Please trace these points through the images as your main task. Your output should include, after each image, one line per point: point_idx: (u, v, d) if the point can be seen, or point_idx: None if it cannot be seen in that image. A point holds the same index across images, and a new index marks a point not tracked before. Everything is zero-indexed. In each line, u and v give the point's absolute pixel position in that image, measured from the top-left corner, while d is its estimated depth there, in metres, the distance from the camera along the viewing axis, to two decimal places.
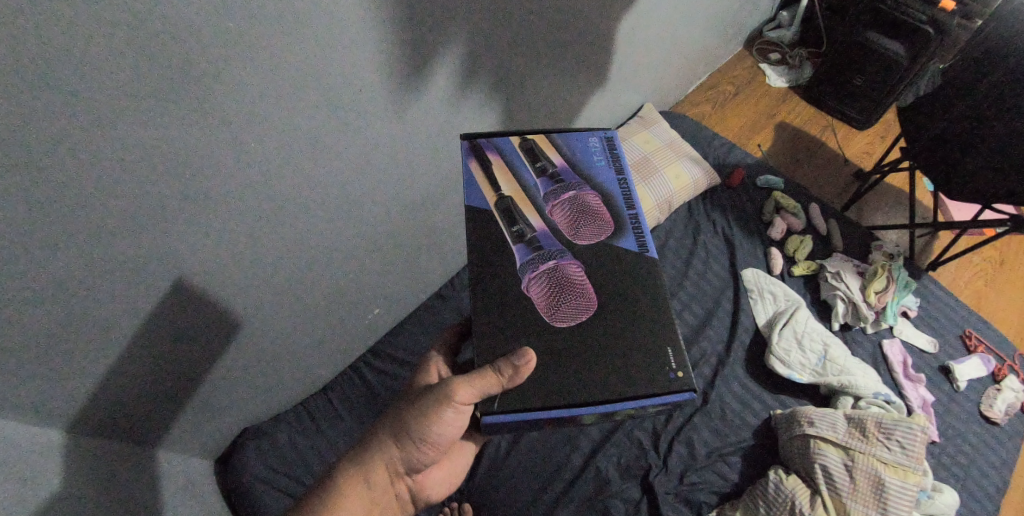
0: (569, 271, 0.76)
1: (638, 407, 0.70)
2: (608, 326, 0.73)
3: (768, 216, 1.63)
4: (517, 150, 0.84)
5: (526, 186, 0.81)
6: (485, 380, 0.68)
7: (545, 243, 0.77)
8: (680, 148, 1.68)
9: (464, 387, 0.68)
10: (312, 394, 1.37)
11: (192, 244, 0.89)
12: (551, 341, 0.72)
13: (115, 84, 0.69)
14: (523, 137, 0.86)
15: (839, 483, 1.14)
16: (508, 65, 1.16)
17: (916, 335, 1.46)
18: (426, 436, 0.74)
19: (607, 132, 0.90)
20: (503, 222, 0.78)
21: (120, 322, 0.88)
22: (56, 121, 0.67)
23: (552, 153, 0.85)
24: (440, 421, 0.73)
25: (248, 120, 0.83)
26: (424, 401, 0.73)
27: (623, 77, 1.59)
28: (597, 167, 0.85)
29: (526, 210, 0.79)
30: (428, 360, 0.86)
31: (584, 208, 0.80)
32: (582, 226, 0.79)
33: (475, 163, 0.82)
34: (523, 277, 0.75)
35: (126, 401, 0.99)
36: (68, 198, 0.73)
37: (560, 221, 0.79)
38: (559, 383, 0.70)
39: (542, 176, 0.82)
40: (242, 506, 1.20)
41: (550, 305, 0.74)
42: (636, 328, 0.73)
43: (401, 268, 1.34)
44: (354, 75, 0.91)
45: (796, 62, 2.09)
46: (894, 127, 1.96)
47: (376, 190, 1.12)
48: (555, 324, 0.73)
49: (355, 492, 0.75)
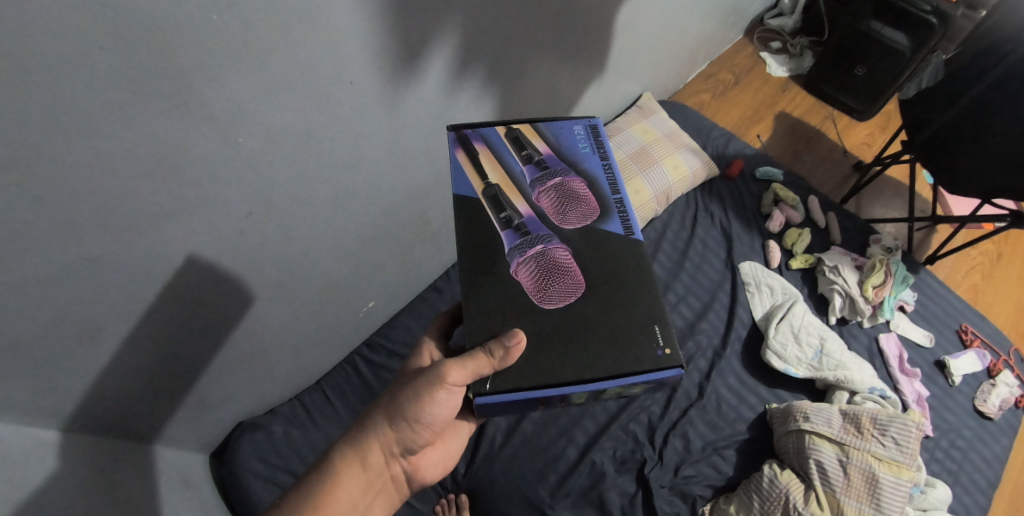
0: (557, 255, 0.75)
1: (628, 384, 0.70)
2: (596, 308, 0.73)
3: (767, 208, 1.62)
4: (502, 140, 0.83)
5: (513, 173, 0.79)
6: (475, 361, 0.67)
7: (533, 227, 0.76)
8: (679, 139, 1.66)
9: (456, 369, 0.68)
10: (307, 387, 1.37)
11: (184, 242, 0.88)
12: (542, 326, 0.71)
13: (102, 84, 0.68)
14: (508, 126, 0.84)
15: (833, 479, 1.15)
16: (502, 55, 1.14)
17: (912, 329, 1.46)
18: (419, 416, 0.74)
19: (591, 119, 0.88)
20: (491, 209, 0.77)
21: (111, 320, 0.88)
22: (42, 122, 0.66)
23: (537, 141, 0.83)
24: (433, 401, 0.73)
25: (238, 117, 0.82)
26: (416, 382, 0.73)
27: (621, 65, 1.56)
28: (582, 154, 0.84)
29: (513, 197, 0.78)
30: (421, 345, 0.85)
31: (571, 194, 0.79)
32: (570, 211, 0.78)
33: (461, 152, 0.81)
34: (511, 261, 0.74)
35: (121, 398, 0.99)
36: (56, 199, 0.72)
37: (547, 207, 0.78)
38: (551, 365, 0.69)
39: (528, 163, 0.81)
40: (239, 501, 1.21)
41: (539, 288, 0.73)
42: (627, 308, 0.73)
43: (395, 261, 1.33)
44: (346, 69, 0.89)
45: (797, 50, 2.06)
46: (895, 118, 1.94)
47: (370, 184, 1.11)
48: (544, 306, 0.72)
49: (351, 472, 0.75)
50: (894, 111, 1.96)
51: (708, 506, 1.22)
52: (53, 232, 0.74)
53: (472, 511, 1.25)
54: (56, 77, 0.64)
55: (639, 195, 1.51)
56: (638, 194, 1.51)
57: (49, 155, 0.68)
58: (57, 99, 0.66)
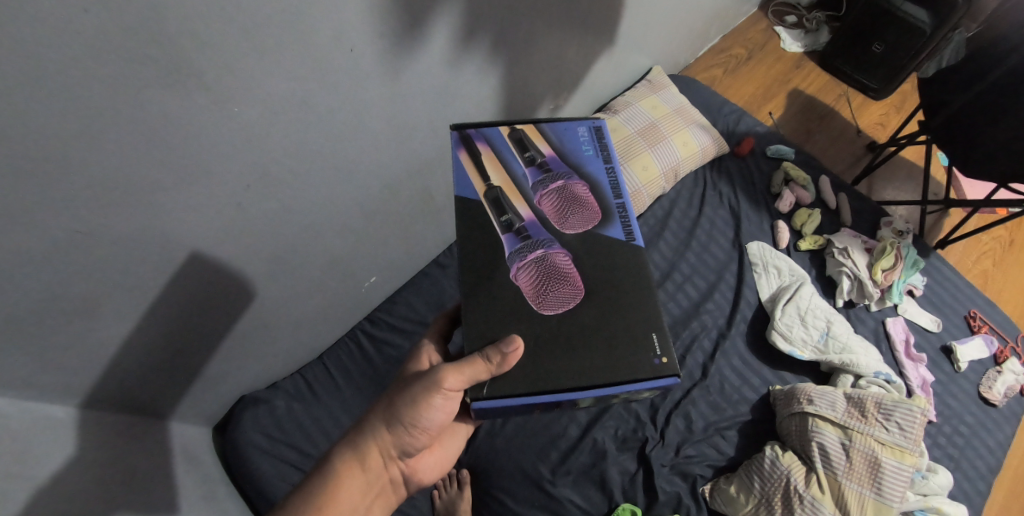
0: (558, 260, 0.73)
1: (625, 392, 0.69)
2: (595, 315, 0.71)
3: (777, 188, 1.59)
4: (506, 140, 0.81)
5: (515, 175, 0.78)
6: (473, 367, 0.66)
7: (534, 231, 0.74)
8: (689, 114, 1.61)
9: (452, 374, 0.67)
10: (309, 362, 1.37)
11: (184, 214, 0.86)
12: (541, 328, 0.70)
13: (91, 47, 0.65)
14: (512, 126, 0.82)
15: (835, 462, 1.16)
16: (510, 24, 1.10)
17: (920, 313, 1.45)
18: (417, 420, 0.74)
19: (596, 121, 0.86)
20: (492, 211, 0.75)
21: (110, 292, 0.86)
22: (29, 85, 0.63)
23: (541, 143, 0.81)
24: (430, 405, 0.73)
25: (232, 84, 0.78)
26: (414, 387, 0.73)
27: (631, 37, 1.51)
28: (585, 157, 0.81)
29: (514, 199, 0.76)
30: (421, 348, 0.84)
31: (573, 198, 0.77)
32: (571, 215, 0.76)
33: (464, 152, 0.79)
34: (511, 265, 0.72)
35: (123, 371, 0.98)
36: (49, 166, 0.70)
37: (549, 211, 0.76)
38: (551, 370, 0.68)
39: (530, 165, 0.79)
40: (241, 472, 1.21)
41: (538, 293, 0.72)
42: (628, 313, 0.71)
43: (398, 235, 1.31)
44: (348, 36, 0.86)
45: (813, 25, 2.00)
46: (911, 99, 1.89)
47: (372, 156, 1.08)
48: (542, 312, 0.71)
49: (351, 476, 0.74)
50: (910, 90, 1.91)
51: (708, 486, 1.23)
52: (47, 201, 0.72)
53: (474, 486, 1.26)
54: (41, 38, 0.61)
55: (646, 171, 1.48)
56: (646, 171, 1.48)
57: (40, 121, 0.66)
58: (43, 61, 0.63)
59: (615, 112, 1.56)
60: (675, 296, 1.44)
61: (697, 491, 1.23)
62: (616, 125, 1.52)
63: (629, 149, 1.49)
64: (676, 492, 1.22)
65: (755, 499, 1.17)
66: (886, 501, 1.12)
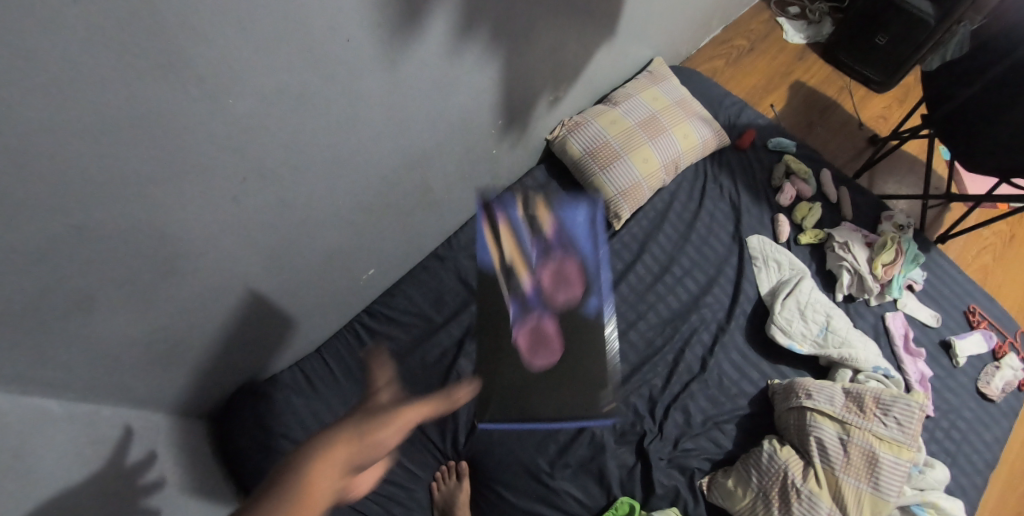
0: (547, 328, 0.80)
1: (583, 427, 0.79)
2: (564, 365, 0.79)
3: (778, 182, 1.58)
4: (518, 216, 0.81)
5: (523, 253, 0.77)
6: (430, 404, 0.78)
7: (531, 303, 0.79)
8: (689, 106, 1.60)
9: (409, 413, 0.76)
10: (307, 354, 1.36)
11: (179, 207, 0.85)
12: (525, 375, 0.82)
13: (82, 40, 0.63)
14: (528, 202, 0.82)
15: (833, 456, 1.16)
16: (510, 14, 1.09)
17: (919, 308, 1.45)
18: (373, 448, 0.73)
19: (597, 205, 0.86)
20: (502, 284, 0.77)
21: (105, 284, 0.85)
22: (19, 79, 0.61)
23: (546, 219, 0.80)
24: (384, 437, 0.74)
25: (225, 75, 0.77)
26: (370, 419, 0.74)
27: (632, 27, 1.50)
28: (588, 245, 0.79)
29: (519, 275, 0.78)
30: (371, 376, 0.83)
31: (563, 276, 0.78)
32: (559, 292, 0.79)
33: (485, 223, 0.78)
34: (512, 328, 0.82)
35: (119, 364, 0.97)
36: (41, 160, 0.68)
37: (545, 285, 0.79)
38: (529, 405, 0.83)
39: (537, 243, 0.78)
40: (240, 465, 1.20)
41: (529, 351, 0.82)
42: (590, 363, 0.80)
43: (396, 228, 1.31)
44: (345, 26, 0.85)
45: (816, 17, 1.98)
46: (914, 93, 1.88)
47: (369, 148, 1.07)
48: (529, 368, 0.82)
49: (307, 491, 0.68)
50: (913, 83, 1.90)
51: (706, 479, 1.24)
52: (40, 196, 0.71)
53: (473, 479, 1.26)
54: (32, 34, 0.59)
55: (646, 164, 1.47)
56: (646, 164, 1.47)
57: (32, 115, 0.65)
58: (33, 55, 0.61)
59: (615, 104, 1.54)
60: (673, 290, 1.43)
61: (695, 484, 1.23)
62: (616, 118, 1.51)
63: (629, 142, 1.48)
64: (673, 485, 1.23)
65: (753, 493, 1.17)
66: (882, 496, 1.13)
